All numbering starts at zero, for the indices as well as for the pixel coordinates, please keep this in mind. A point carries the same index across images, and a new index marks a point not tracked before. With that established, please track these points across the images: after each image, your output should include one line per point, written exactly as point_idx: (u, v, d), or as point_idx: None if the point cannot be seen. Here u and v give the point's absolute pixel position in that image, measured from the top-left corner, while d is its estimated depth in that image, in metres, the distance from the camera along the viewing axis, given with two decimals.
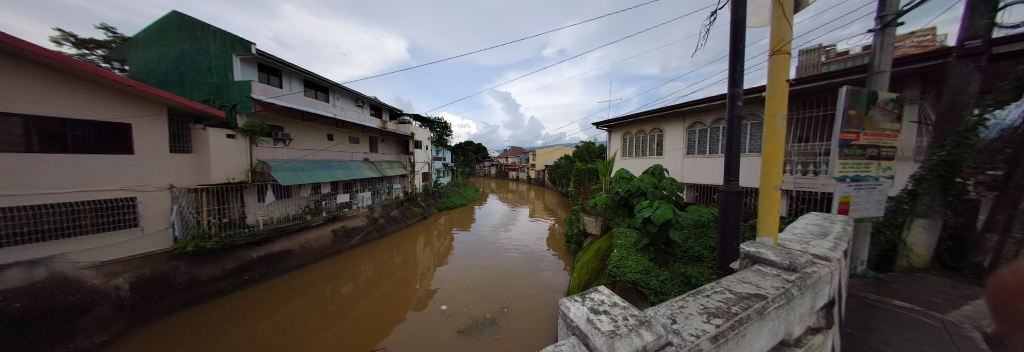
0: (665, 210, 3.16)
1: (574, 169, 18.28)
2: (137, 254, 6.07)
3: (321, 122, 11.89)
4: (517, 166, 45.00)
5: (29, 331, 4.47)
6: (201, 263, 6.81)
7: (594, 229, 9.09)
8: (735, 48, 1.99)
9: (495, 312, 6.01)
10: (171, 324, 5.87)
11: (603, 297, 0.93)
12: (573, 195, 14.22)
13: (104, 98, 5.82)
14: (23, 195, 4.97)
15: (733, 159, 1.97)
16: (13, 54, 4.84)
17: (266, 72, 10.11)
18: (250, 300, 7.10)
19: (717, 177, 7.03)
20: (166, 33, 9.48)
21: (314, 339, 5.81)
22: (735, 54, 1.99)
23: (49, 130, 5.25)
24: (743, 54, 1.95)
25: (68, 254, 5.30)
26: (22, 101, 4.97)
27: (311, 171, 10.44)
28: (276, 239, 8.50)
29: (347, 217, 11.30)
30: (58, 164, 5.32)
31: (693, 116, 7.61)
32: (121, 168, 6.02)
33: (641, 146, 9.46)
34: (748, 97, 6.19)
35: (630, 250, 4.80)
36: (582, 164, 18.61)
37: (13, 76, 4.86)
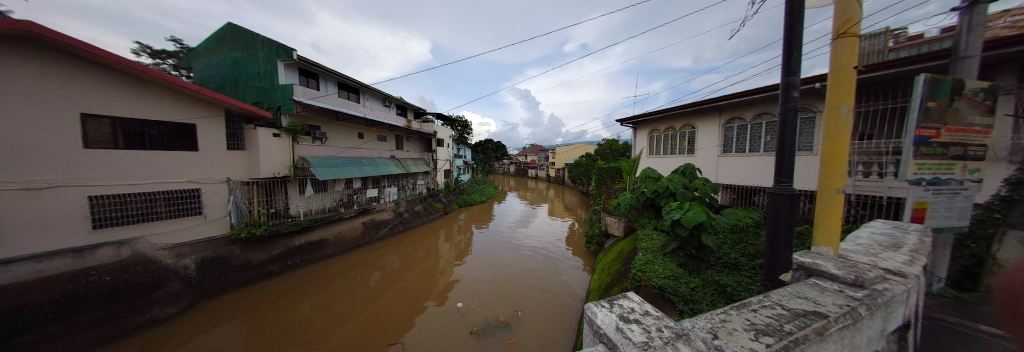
0: (701, 213, 2.93)
1: (596, 168, 17.79)
2: (201, 238, 6.94)
3: (354, 122, 12.71)
4: (537, 164, 44.69)
5: (117, 301, 5.33)
6: (252, 249, 7.66)
7: (617, 230, 8.74)
8: (790, 32, 1.80)
9: (509, 315, 6.03)
10: (228, 301, 6.68)
11: (632, 305, 1.06)
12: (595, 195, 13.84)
13: (178, 102, 6.72)
14: (120, 185, 5.93)
15: (786, 158, 1.80)
16: (118, 71, 5.87)
17: (305, 76, 10.97)
18: (291, 283, 7.77)
19: (758, 177, 6.49)
20: (222, 43, 10.63)
21: (341, 327, 6.11)
22: (791, 38, 1.80)
23: (131, 130, 6.12)
24: (801, 37, 1.75)
25: (148, 237, 6.15)
26: (118, 107, 5.92)
27: (345, 167, 11.23)
28: (315, 228, 9.24)
29: (376, 210, 11.94)
30: (139, 158, 6.19)
31: (731, 110, 7.06)
32: (187, 162, 6.88)
33: (669, 143, 8.93)
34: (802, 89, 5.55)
35: (657, 254, 4.56)
36: (604, 162, 18.04)
37: (111, 86, 5.81)
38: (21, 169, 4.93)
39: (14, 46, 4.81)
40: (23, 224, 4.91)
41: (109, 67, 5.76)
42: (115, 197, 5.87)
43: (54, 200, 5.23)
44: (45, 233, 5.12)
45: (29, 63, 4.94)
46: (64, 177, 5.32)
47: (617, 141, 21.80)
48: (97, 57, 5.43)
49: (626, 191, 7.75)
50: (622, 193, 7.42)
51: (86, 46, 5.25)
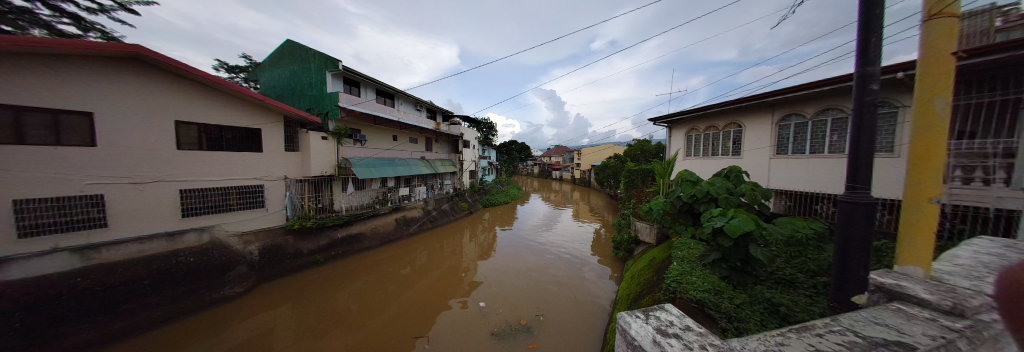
0: (749, 222, 2.66)
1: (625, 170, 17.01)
2: (263, 228, 7.98)
3: (390, 125, 13.70)
4: (561, 165, 44.06)
5: (199, 279, 6.34)
6: (303, 239, 8.63)
7: (648, 237, 7.96)
8: (867, 18, 1.60)
9: (530, 319, 5.98)
10: (281, 284, 7.57)
11: (671, 318, 1.20)
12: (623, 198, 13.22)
13: (248, 111, 7.83)
14: (204, 181, 7.05)
15: (862, 161, 1.58)
16: (205, 86, 7.03)
17: (348, 85, 12.10)
18: (334, 272, 8.60)
19: (822, 182, 5.70)
20: (282, 57, 12.17)
21: (374, 316, 6.57)
22: (868, 23, 1.59)
23: (212, 134, 7.23)
24: (880, 22, 1.55)
25: (222, 225, 7.25)
26: (205, 115, 7.07)
27: (381, 167, 12.16)
28: (354, 223, 10.11)
29: (407, 208, 12.71)
30: (218, 158, 7.29)
31: (789, 106, 6.28)
32: (253, 162, 7.97)
33: (709, 144, 8.20)
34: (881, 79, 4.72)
35: (696, 265, 4.19)
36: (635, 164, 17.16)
37: (200, 98, 6.96)
38: (136, 167, 6.09)
39: (126, 65, 5.91)
40: (135, 211, 6.04)
41: (200, 83, 6.93)
42: (197, 191, 6.93)
43: (158, 192, 6.34)
44: (149, 219, 6.22)
45: (141, 80, 6.09)
46: (163, 174, 6.44)
47: (649, 141, 20.70)
48: (183, 73, 6.48)
49: (659, 195, 7.23)
50: (654, 197, 6.99)
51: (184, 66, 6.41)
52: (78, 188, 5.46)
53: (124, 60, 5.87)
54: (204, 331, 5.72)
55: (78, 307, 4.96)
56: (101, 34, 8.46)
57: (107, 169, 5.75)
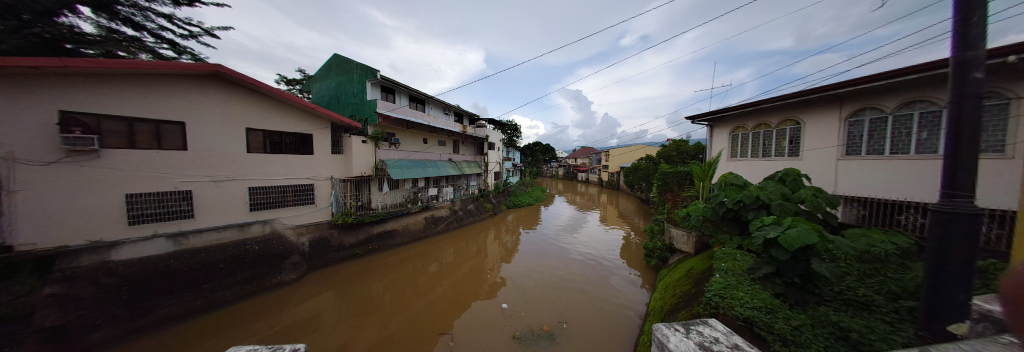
0: (811, 235, 2.34)
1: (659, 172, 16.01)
2: (312, 222, 8.98)
3: (421, 129, 14.51)
4: (587, 167, 42.76)
5: (261, 265, 7.33)
6: (345, 233, 9.54)
7: (683, 246, 7.18)
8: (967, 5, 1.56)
9: (554, 326, 5.84)
10: (326, 273, 8.42)
11: (713, 334, 1.11)
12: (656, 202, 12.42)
13: (301, 118, 8.88)
14: (268, 180, 8.13)
15: (963, 163, 1.52)
16: (269, 97, 8.11)
17: (385, 92, 13.15)
18: (369, 265, 9.32)
19: (908, 188, 4.82)
20: (329, 69, 13.63)
21: (405, 309, 6.99)
22: (968, 10, 1.55)
23: (274, 139, 8.34)
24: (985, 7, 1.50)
25: (281, 218, 8.31)
26: (269, 123, 8.17)
27: (412, 169, 12.93)
28: (389, 220, 10.89)
29: (436, 207, 13.33)
30: (279, 160, 8.37)
31: (864, 99, 5.35)
32: (306, 163, 9.01)
33: (758, 144, 7.35)
34: (994, 64, 3.83)
35: (743, 279, 3.79)
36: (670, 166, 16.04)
37: (265, 108, 8.06)
38: (217, 168, 7.21)
39: (208, 81, 7.03)
40: (214, 204, 7.12)
41: (265, 95, 8.02)
42: (261, 188, 8.00)
43: (232, 189, 7.43)
44: (227, 212, 7.36)
45: (221, 94, 7.23)
46: (238, 173, 7.56)
47: (687, 142, 19.21)
48: (251, 85, 7.52)
49: (699, 199, 6.68)
50: (693, 202, 6.47)
51: (253, 81, 7.46)
52: (173, 185, 6.56)
53: (205, 77, 6.97)
54: (260, 312, 6.55)
55: (170, 284, 5.97)
56: (190, 56, 10.24)
57: (195, 170, 6.88)
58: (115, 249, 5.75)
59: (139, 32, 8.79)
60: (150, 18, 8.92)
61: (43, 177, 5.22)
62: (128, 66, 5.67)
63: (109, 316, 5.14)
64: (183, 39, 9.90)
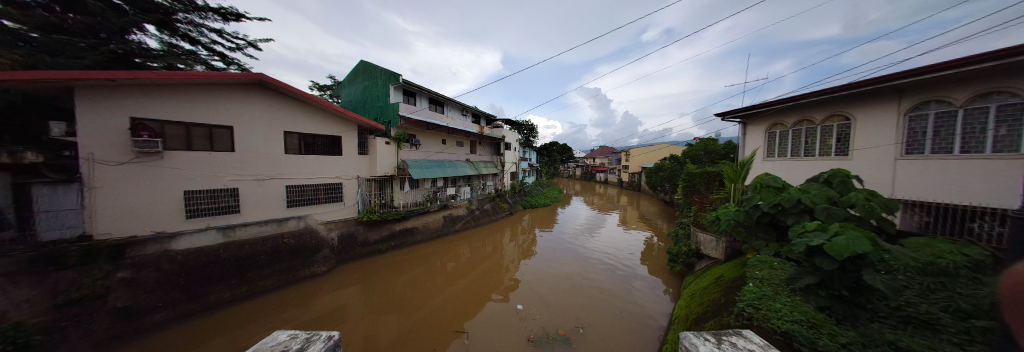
0: (864, 243, 2.10)
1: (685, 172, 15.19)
2: (341, 218, 9.63)
3: (440, 130, 14.97)
4: (605, 168, 41.63)
5: (296, 257, 7.98)
6: (370, 230, 10.11)
7: (712, 251, 6.76)
8: None
9: (570, 330, 5.73)
10: (353, 267, 8.98)
11: (748, 346, 1.03)
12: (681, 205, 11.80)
13: (330, 121, 9.51)
14: (303, 179, 8.82)
15: None
16: (303, 102, 8.77)
17: (407, 95, 13.73)
18: (391, 260, 9.79)
19: (983, 192, 4.19)
20: (356, 75, 14.51)
21: (424, 304, 7.25)
22: None
23: (308, 141, 9.01)
24: None
25: (314, 215, 8.98)
26: (302, 126, 8.82)
27: (432, 169, 13.37)
28: (410, 218, 11.36)
29: (454, 206, 13.67)
30: (312, 160, 9.04)
31: (930, 90, 4.70)
32: (336, 164, 9.65)
33: (798, 143, 6.72)
34: None
35: (783, 289, 3.47)
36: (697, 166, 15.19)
37: (299, 113, 8.72)
38: (260, 168, 7.95)
39: (251, 89, 7.75)
40: (257, 201, 7.87)
41: (299, 100, 8.68)
42: (297, 187, 8.71)
43: (271, 187, 8.16)
44: (268, 208, 8.08)
45: (262, 101, 7.95)
46: (277, 173, 8.27)
47: (716, 141, 18.05)
48: (287, 91, 8.17)
49: (730, 202, 6.23)
50: (724, 204, 6.06)
51: (289, 87, 8.10)
52: (223, 183, 7.34)
53: (248, 84, 7.68)
54: (293, 301, 7.09)
55: (219, 272, 6.65)
56: (237, 66, 11.37)
57: (241, 170, 7.63)
58: (174, 239, 6.48)
59: (195, 45, 9.93)
60: (204, 34, 10.06)
61: (115, 175, 6.01)
62: (185, 77, 6.39)
63: (169, 299, 5.80)
64: (232, 52, 11.02)
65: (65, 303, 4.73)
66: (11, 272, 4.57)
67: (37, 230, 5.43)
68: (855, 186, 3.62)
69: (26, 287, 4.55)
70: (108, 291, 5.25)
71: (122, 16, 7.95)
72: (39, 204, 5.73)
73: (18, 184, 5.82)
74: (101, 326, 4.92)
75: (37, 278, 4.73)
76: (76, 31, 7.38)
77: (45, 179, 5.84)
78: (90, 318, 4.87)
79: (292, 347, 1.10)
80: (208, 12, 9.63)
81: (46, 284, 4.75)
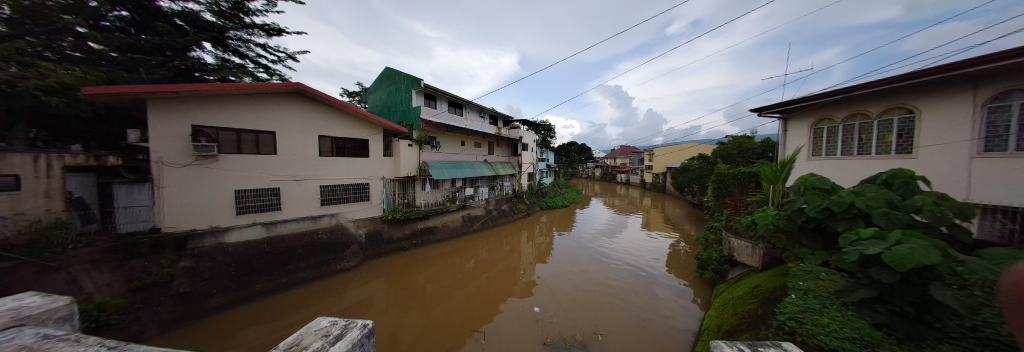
0: (933, 252, 1.83)
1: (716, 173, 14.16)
2: (368, 216, 10.23)
3: (458, 132, 15.36)
4: (627, 168, 40.02)
5: (328, 252, 8.61)
6: (394, 228, 10.62)
7: (747, 259, 6.23)
8: None
9: (587, 336, 5.59)
10: (378, 263, 9.51)
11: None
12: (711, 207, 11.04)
13: (357, 124, 10.13)
14: (334, 179, 9.49)
15: None
16: (333, 108, 9.44)
17: (428, 99, 14.27)
18: (412, 258, 10.21)
19: None
20: (381, 81, 15.37)
21: (443, 302, 7.46)
22: None
23: (338, 144, 9.67)
24: None
25: (344, 213, 9.63)
26: (333, 130, 9.49)
27: (451, 170, 13.74)
28: (430, 217, 11.77)
29: (472, 206, 13.95)
30: (342, 162, 9.69)
31: (1011, 78, 3.99)
32: (363, 165, 10.25)
33: (847, 141, 6.01)
34: None
35: (835, 302, 3.09)
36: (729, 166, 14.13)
37: (330, 118, 9.40)
38: (297, 170, 8.68)
39: (290, 97, 8.52)
40: (295, 199, 8.61)
41: (330, 106, 9.36)
42: (330, 186, 9.40)
43: (307, 187, 8.88)
44: (304, 206, 8.80)
45: (298, 108, 8.68)
46: (312, 174, 8.98)
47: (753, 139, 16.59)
48: (320, 98, 8.87)
49: (769, 205, 5.72)
50: (762, 208, 5.56)
51: (322, 94, 8.77)
52: (267, 183, 8.13)
53: (287, 93, 8.44)
54: (325, 292, 7.65)
55: (263, 263, 7.37)
56: (278, 77, 12.56)
57: (282, 171, 8.40)
58: (226, 233, 7.28)
59: (243, 59, 11.12)
60: (251, 49, 11.27)
61: (179, 175, 6.89)
62: (235, 88, 7.18)
63: (221, 286, 6.54)
64: (274, 64, 12.20)
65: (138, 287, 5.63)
66: (97, 259, 5.51)
67: (118, 223, 6.49)
68: (921, 188, 3.15)
69: (108, 272, 5.49)
70: (172, 278, 6.04)
71: (183, 34, 9.40)
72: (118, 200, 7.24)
73: (102, 183, 7.02)
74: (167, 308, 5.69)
75: (116, 264, 5.65)
76: (147, 51, 8.56)
77: (124, 179, 7.27)
78: (157, 302, 5.69)
79: (332, 333, 1.22)
80: (254, 29, 10.81)
81: (123, 270, 5.67)
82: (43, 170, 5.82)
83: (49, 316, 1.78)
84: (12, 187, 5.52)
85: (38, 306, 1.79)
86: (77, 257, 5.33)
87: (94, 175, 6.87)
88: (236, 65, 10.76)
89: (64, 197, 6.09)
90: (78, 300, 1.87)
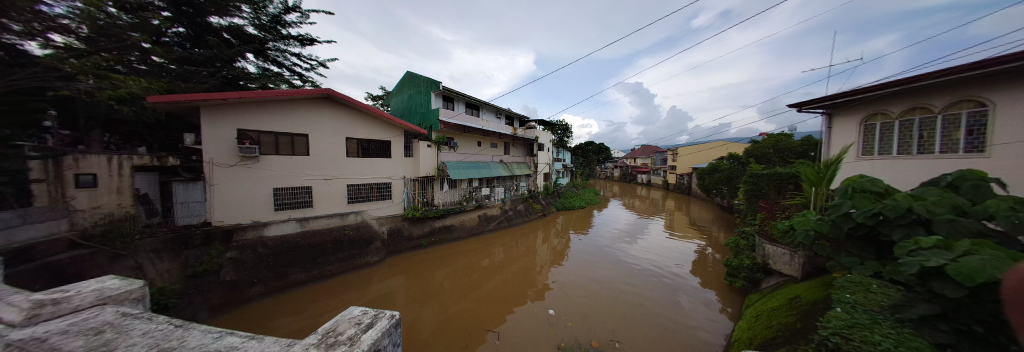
0: (1014, 267, 1.57)
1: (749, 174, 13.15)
2: (390, 214, 10.75)
3: (474, 133, 15.63)
4: (648, 168, 38.33)
5: (353, 247, 9.17)
6: (414, 226, 11.05)
7: (785, 267, 5.71)
8: None
9: (603, 342, 5.42)
10: (399, 259, 9.97)
11: None
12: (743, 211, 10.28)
13: (381, 126, 10.66)
14: (360, 178, 10.08)
15: None
16: (358, 111, 10.02)
17: (446, 101, 14.71)
18: (432, 255, 10.59)
19: None
20: (403, 85, 16.07)
21: (459, 300, 7.63)
22: None
23: (363, 145, 10.25)
24: None
25: (368, 210, 10.19)
26: (358, 132, 10.07)
27: (467, 170, 14.00)
28: (447, 216, 12.10)
29: (488, 206, 14.14)
30: (367, 162, 10.25)
31: None
32: (385, 165, 10.76)
33: (910, 138, 5.28)
34: None
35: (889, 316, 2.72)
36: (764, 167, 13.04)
37: (356, 121, 9.97)
38: (327, 169, 9.33)
39: (320, 102, 9.17)
40: (324, 197, 9.25)
41: (356, 109, 9.94)
42: (355, 185, 9.99)
43: (335, 185, 9.51)
44: (333, 204, 9.44)
45: (327, 112, 9.32)
46: (339, 173, 9.59)
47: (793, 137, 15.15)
48: (346, 102, 9.45)
49: (811, 209, 5.20)
50: (804, 212, 5.07)
51: (348, 99, 9.33)
52: (301, 182, 8.83)
53: (318, 99, 9.11)
54: (350, 286, 8.13)
55: (297, 256, 8.03)
56: (312, 84, 13.64)
57: (313, 171, 9.08)
58: (266, 227, 8.01)
59: (281, 68, 12.22)
60: (288, 58, 12.32)
61: (227, 174, 7.70)
62: (273, 95, 7.88)
63: (261, 276, 7.21)
64: (307, 72, 13.26)
65: (191, 275, 6.38)
66: (158, 248, 6.24)
67: (177, 216, 7.41)
68: (995, 192, 2.70)
69: (167, 260, 6.26)
70: (220, 267, 6.78)
71: (230, 46, 10.52)
72: (178, 197, 7.81)
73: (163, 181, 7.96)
74: (215, 294, 6.40)
75: (175, 253, 6.41)
76: (201, 62, 9.68)
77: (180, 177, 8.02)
78: (208, 288, 6.41)
79: (364, 321, 1.33)
80: (290, 40, 11.84)
81: (180, 258, 6.46)
82: (114, 170, 6.85)
83: (125, 297, 2.16)
84: (91, 185, 6.53)
85: (117, 288, 2.17)
86: (142, 246, 6.04)
87: (156, 174, 7.82)
88: (275, 73, 11.83)
89: (132, 193, 7.17)
90: (145, 284, 2.26)
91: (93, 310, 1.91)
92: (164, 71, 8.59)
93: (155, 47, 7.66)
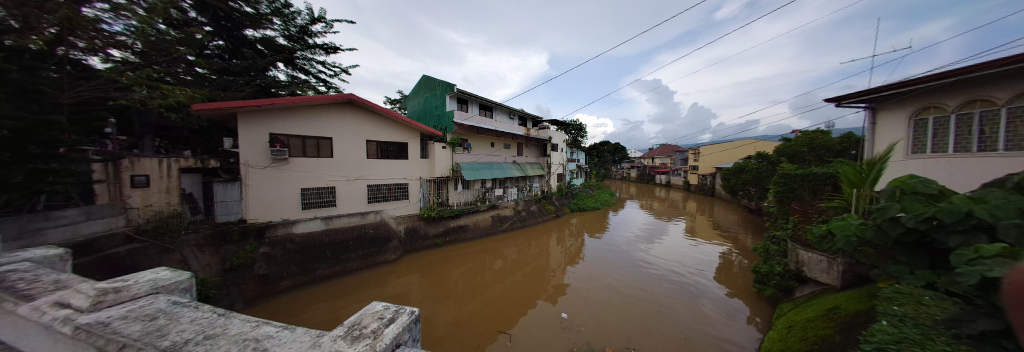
0: None
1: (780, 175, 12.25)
2: (407, 214, 11.14)
3: (488, 134, 15.81)
4: (668, 169, 36.69)
5: (373, 245, 9.60)
6: (429, 225, 11.38)
7: (821, 276, 5.25)
8: None
9: (617, 349, 5.27)
10: (416, 258, 10.31)
11: None
12: (774, 214, 9.59)
13: (398, 129, 11.06)
14: (379, 179, 10.52)
15: None
16: (377, 114, 10.47)
17: (460, 103, 15.03)
18: (447, 254, 10.84)
19: None
20: (419, 89, 16.61)
21: (473, 299, 7.77)
22: None
23: (382, 147, 10.70)
24: None
25: (386, 210, 10.62)
26: (377, 135, 10.52)
27: (480, 171, 14.17)
28: (461, 216, 12.33)
29: (501, 206, 14.23)
30: (385, 164, 10.69)
31: None
32: (402, 166, 11.16)
33: (976, 133, 4.64)
34: None
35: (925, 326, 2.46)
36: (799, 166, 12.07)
37: (374, 124, 10.43)
38: (348, 170, 9.84)
39: (342, 107, 9.70)
40: (346, 196, 9.77)
41: (375, 113, 10.40)
42: (375, 186, 10.45)
43: (356, 186, 10.01)
44: (354, 203, 9.93)
45: (349, 115, 9.83)
46: (360, 174, 10.07)
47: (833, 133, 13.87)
48: (366, 106, 9.92)
49: (852, 212, 4.76)
50: (845, 215, 4.64)
51: (368, 103, 9.78)
52: (325, 182, 9.38)
53: (340, 104, 9.64)
54: (370, 282, 8.54)
55: (322, 252, 8.56)
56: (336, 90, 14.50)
57: (336, 172, 9.61)
58: (294, 224, 8.61)
59: (309, 76, 13.11)
60: (314, 66, 13.17)
61: (260, 175, 8.37)
62: (300, 101, 8.45)
63: (289, 271, 7.73)
64: (331, 78, 14.08)
65: (229, 268, 7.01)
66: (201, 243, 6.93)
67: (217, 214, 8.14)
68: None
69: (208, 254, 6.93)
70: (253, 261, 7.38)
71: (264, 57, 11.47)
72: (217, 195, 8.46)
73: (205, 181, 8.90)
74: (249, 286, 6.98)
75: (215, 248, 7.08)
76: (238, 72, 10.62)
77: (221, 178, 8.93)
78: (243, 280, 7.00)
79: (387, 316, 1.40)
80: (316, 49, 12.68)
81: (219, 253, 7.12)
82: (164, 171, 7.61)
83: (176, 287, 2.31)
84: (144, 185, 7.29)
85: (168, 279, 2.33)
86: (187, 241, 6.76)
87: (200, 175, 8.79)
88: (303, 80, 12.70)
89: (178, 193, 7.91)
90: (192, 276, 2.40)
91: (149, 298, 2.03)
92: (206, 81, 9.58)
93: (198, 59, 8.31)
